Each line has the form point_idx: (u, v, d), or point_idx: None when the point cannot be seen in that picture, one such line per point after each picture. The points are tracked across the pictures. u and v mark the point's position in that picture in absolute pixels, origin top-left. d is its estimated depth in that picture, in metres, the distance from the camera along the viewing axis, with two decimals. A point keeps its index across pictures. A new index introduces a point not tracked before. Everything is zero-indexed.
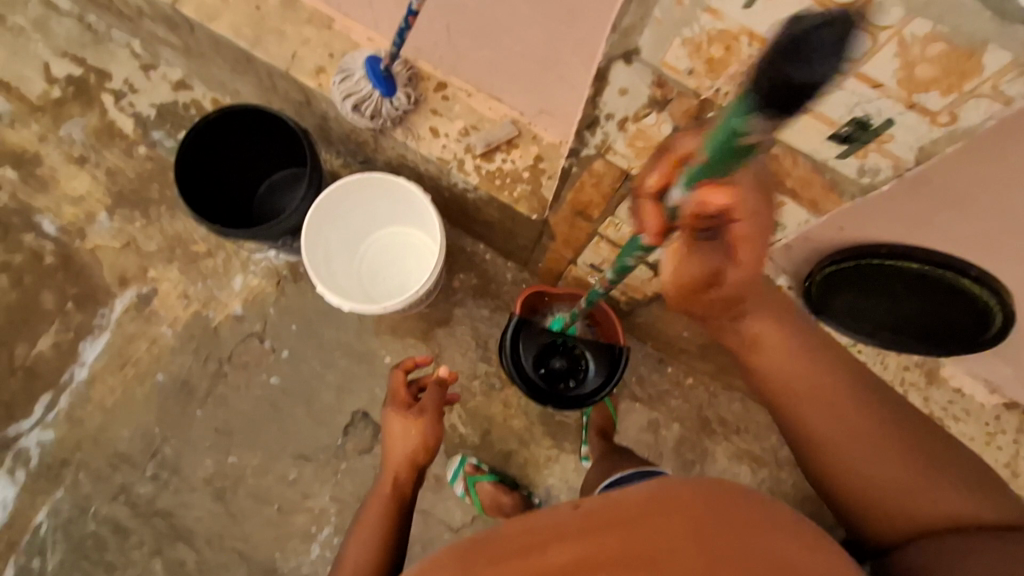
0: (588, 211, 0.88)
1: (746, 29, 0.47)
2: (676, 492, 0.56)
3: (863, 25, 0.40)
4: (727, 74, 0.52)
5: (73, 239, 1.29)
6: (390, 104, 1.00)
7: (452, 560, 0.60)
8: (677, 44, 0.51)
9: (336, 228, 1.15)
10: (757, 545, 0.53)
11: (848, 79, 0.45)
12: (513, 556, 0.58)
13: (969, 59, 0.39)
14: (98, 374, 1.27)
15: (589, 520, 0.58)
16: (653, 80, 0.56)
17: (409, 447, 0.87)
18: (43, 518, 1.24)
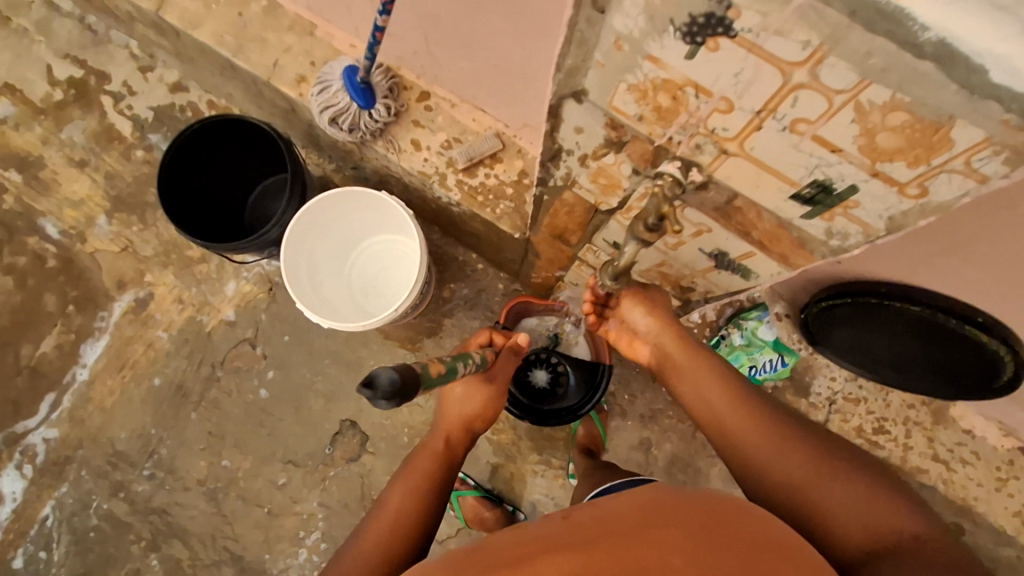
0: (567, 236, 0.84)
1: (690, 80, 0.40)
2: (678, 505, 0.50)
3: (813, 85, 0.35)
4: (678, 124, 0.45)
5: (74, 242, 1.31)
6: (368, 116, 0.97)
7: (435, 571, 0.50)
8: (623, 89, 0.45)
9: (321, 240, 1.13)
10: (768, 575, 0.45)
11: (807, 138, 0.39)
12: (498, 570, 0.48)
13: (935, 132, 0.33)
14: (98, 374, 1.30)
15: (581, 530, 0.49)
16: (606, 122, 0.51)
17: (472, 412, 0.83)
18: (48, 512, 1.27)
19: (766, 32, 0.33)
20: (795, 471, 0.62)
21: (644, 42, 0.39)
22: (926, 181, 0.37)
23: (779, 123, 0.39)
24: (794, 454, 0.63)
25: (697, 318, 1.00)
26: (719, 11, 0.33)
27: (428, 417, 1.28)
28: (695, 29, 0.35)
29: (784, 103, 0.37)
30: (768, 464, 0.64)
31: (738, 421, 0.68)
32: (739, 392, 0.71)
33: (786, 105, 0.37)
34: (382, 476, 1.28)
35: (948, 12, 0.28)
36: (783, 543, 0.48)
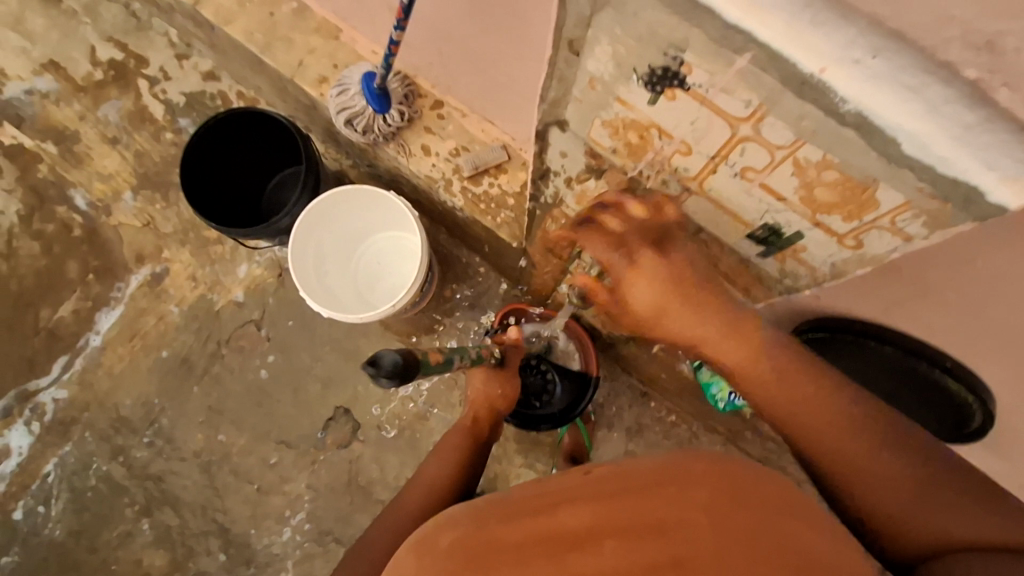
0: (557, 249, 0.88)
1: (655, 123, 0.50)
2: (689, 465, 0.53)
3: (755, 138, 0.46)
4: (646, 159, 0.55)
5: (99, 214, 1.38)
6: (383, 120, 1.02)
7: (460, 520, 0.55)
8: (598, 124, 0.53)
9: (329, 231, 1.19)
10: (768, 526, 0.49)
11: (755, 185, 0.51)
12: (522, 518, 0.53)
13: (861, 192, 0.45)
14: (110, 342, 1.36)
15: (602, 487, 0.54)
16: (587, 150, 0.58)
17: (493, 391, 0.87)
18: (50, 469, 1.34)
19: (714, 89, 0.43)
20: (886, 472, 0.69)
21: (615, 85, 0.48)
22: (860, 231, 0.50)
23: (731, 168, 0.51)
24: (879, 461, 0.68)
25: (682, 339, 1.00)
26: (674, 67, 0.43)
27: (419, 411, 1.32)
28: (655, 79, 0.45)
29: (734, 150, 0.48)
30: (866, 469, 0.68)
31: (840, 434, 0.68)
32: (826, 397, 0.69)
33: (735, 153, 0.49)
34: (369, 464, 1.32)
35: (861, 91, 0.37)
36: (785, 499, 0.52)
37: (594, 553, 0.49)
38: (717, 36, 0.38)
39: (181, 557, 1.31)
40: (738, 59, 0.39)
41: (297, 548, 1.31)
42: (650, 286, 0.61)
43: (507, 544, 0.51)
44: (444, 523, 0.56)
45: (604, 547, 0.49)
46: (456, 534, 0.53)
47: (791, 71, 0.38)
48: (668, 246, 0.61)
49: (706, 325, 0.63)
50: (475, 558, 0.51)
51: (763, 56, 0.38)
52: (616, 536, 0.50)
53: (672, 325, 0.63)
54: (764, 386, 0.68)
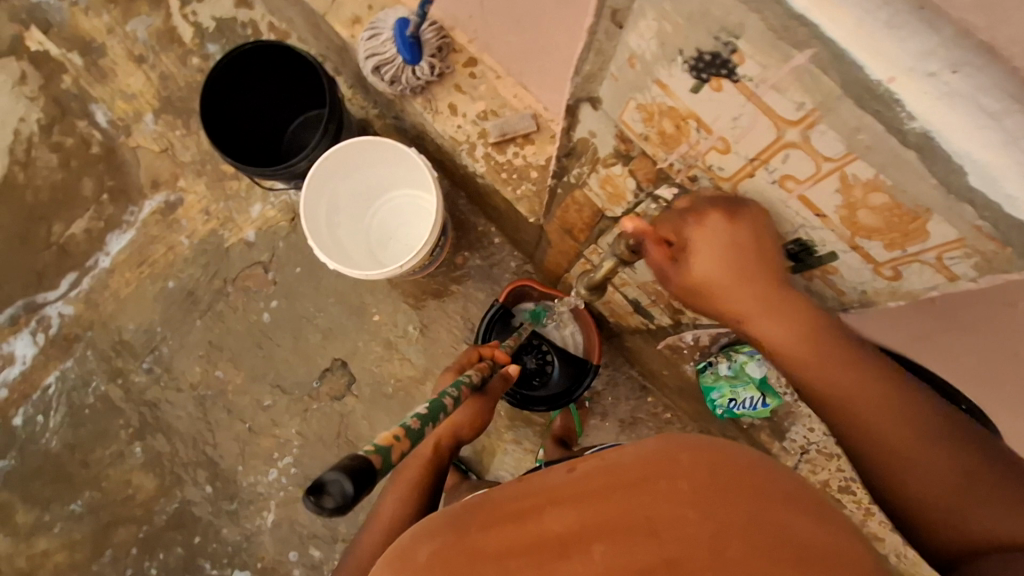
0: (575, 231, 0.84)
1: (693, 114, 0.46)
2: (678, 453, 0.45)
3: (805, 145, 0.43)
4: (678, 151, 0.52)
5: (119, 134, 1.36)
6: (412, 71, 0.97)
7: (439, 528, 0.48)
8: (632, 106, 0.50)
9: (346, 181, 1.16)
10: (767, 518, 0.41)
11: (793, 195, 0.50)
12: (504, 524, 0.45)
13: (915, 222, 0.44)
14: (119, 265, 1.36)
15: (585, 484, 0.46)
16: (616, 135, 0.55)
17: (458, 418, 0.82)
18: (51, 381, 1.36)
19: (765, 84, 0.40)
20: (892, 437, 0.62)
21: (654, 67, 0.44)
22: (899, 262, 0.50)
23: (771, 175, 0.49)
24: (891, 421, 0.62)
25: (689, 340, 0.96)
26: (725, 54, 0.39)
27: (415, 374, 1.32)
28: (702, 65, 0.41)
29: (777, 157, 0.46)
30: (873, 428, 0.63)
31: (870, 411, 0.63)
32: (830, 347, 0.64)
33: (778, 159, 0.47)
34: (360, 419, 1.32)
35: (931, 106, 0.35)
36: (791, 492, 0.44)
37: (582, 560, 0.41)
38: (778, 26, 0.35)
39: (169, 483, 1.33)
40: (796, 54, 0.36)
41: (280, 490, 1.32)
42: (708, 258, 0.61)
43: (485, 555, 0.43)
44: (421, 534, 0.49)
45: (592, 551, 0.41)
46: (435, 546, 0.46)
47: (856, 75, 0.36)
48: (737, 213, 0.55)
49: (757, 300, 0.63)
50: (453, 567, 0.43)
51: (824, 54, 0.35)
52: (606, 539, 0.41)
53: (731, 297, 0.64)
54: (804, 366, 0.65)
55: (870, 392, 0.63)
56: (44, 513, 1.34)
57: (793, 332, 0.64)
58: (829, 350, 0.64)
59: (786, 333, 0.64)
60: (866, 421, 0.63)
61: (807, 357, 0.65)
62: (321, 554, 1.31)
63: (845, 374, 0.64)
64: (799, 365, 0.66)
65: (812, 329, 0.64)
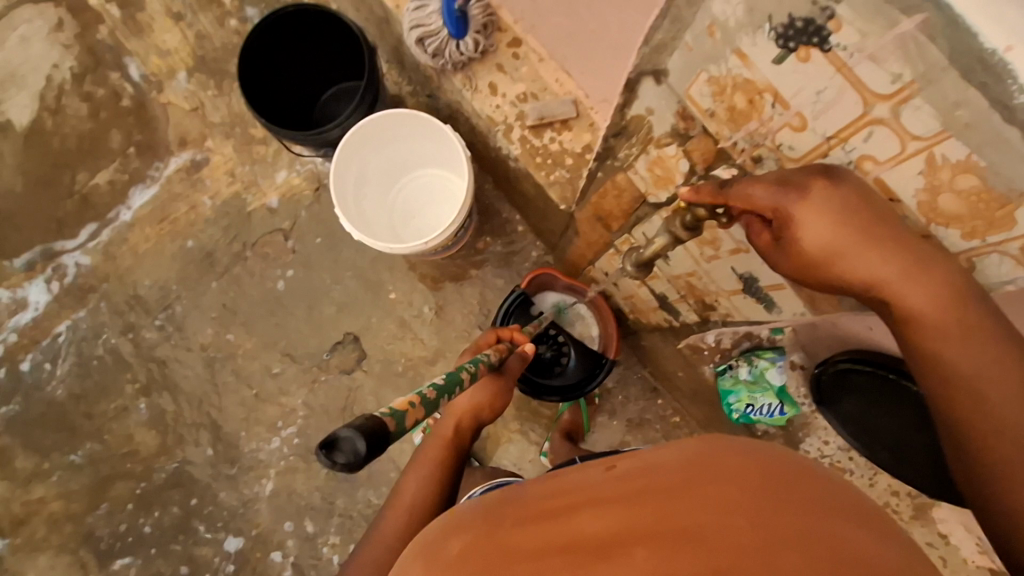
0: (609, 220, 0.84)
1: (771, 87, 0.47)
2: (723, 458, 0.44)
3: (892, 122, 0.43)
4: (746, 129, 0.52)
5: (151, 89, 1.36)
6: (456, 46, 0.97)
7: (475, 521, 0.48)
8: (702, 79, 0.50)
9: (375, 153, 1.15)
10: (820, 528, 0.38)
11: (868, 178, 0.49)
12: (540, 522, 0.44)
13: (1001, 209, 0.43)
14: (139, 220, 1.35)
15: (626, 488, 0.45)
16: (678, 111, 0.55)
17: (480, 398, 0.83)
18: (62, 330, 1.35)
19: (860, 54, 0.40)
20: (1021, 427, 0.53)
21: (737, 35, 0.45)
22: (975, 253, 0.49)
23: (847, 155, 0.48)
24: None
25: (711, 341, 0.94)
26: (820, 20, 0.39)
27: (426, 355, 1.31)
28: (792, 33, 0.42)
29: (859, 136, 0.46)
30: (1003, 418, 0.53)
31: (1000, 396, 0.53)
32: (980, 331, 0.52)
33: (859, 138, 0.46)
34: (367, 395, 1.31)
35: None
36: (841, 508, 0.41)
37: (621, 562, 0.39)
38: None
39: (171, 442, 1.33)
40: (904, 19, 0.36)
41: (281, 459, 1.32)
42: (822, 222, 0.52)
43: (518, 551, 0.42)
44: (448, 531, 0.48)
45: (634, 554, 0.39)
46: (465, 541, 0.45)
47: (965, 45, 0.35)
48: (838, 178, 0.49)
49: (888, 266, 0.52)
50: (484, 557, 0.42)
51: (938, 19, 0.35)
52: (647, 544, 0.39)
53: (850, 262, 0.54)
54: (937, 340, 0.55)
55: (1016, 379, 0.53)
56: (44, 461, 1.33)
57: (923, 304, 0.53)
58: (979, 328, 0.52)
59: (916, 308, 0.54)
60: (995, 408, 0.54)
61: (948, 331, 0.53)
62: (316, 527, 1.30)
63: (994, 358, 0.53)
64: (928, 334, 0.55)
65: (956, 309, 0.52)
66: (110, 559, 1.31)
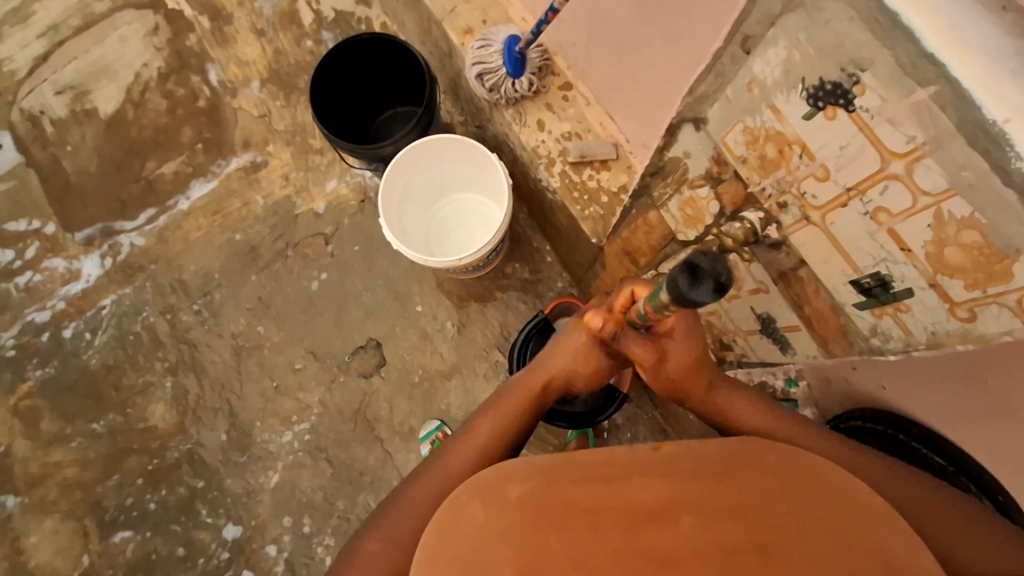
0: (637, 256, 0.90)
1: (800, 140, 0.55)
2: (765, 458, 0.58)
3: (905, 177, 0.48)
4: (774, 175, 0.60)
5: (225, 94, 1.46)
6: (511, 84, 1.04)
7: (534, 475, 0.59)
8: (739, 128, 0.60)
9: (423, 173, 1.22)
10: (830, 517, 0.56)
11: (882, 229, 0.54)
12: (598, 483, 0.58)
13: (998, 262, 0.46)
14: (195, 210, 1.44)
15: (673, 466, 0.59)
16: (713, 156, 0.65)
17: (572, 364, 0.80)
18: (106, 304, 1.43)
19: (881, 117, 0.47)
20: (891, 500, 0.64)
21: (773, 92, 0.54)
22: (978, 303, 0.50)
23: (864, 207, 0.54)
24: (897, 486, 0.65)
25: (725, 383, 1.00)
26: (847, 84, 0.47)
27: (443, 369, 1.35)
28: (821, 94, 0.50)
29: (876, 188, 0.51)
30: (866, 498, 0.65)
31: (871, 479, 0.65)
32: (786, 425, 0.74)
33: (876, 191, 0.52)
34: (381, 401, 1.35)
35: None
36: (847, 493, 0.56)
37: (675, 529, 0.56)
38: (907, 62, 0.43)
39: (189, 423, 1.38)
40: (920, 89, 0.43)
41: (291, 453, 1.35)
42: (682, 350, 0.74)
43: (583, 508, 0.58)
44: (506, 472, 0.60)
45: (683, 521, 0.56)
46: (527, 487, 0.59)
47: (973, 115, 0.41)
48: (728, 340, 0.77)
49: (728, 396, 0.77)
50: (551, 509, 0.58)
51: (947, 91, 0.41)
52: (693, 514, 0.57)
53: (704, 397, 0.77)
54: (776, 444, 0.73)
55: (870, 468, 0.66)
56: (67, 426, 1.39)
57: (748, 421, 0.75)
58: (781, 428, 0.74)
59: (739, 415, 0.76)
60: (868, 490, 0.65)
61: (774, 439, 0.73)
62: (312, 525, 1.32)
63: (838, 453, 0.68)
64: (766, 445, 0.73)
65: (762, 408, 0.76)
66: (112, 531, 1.34)
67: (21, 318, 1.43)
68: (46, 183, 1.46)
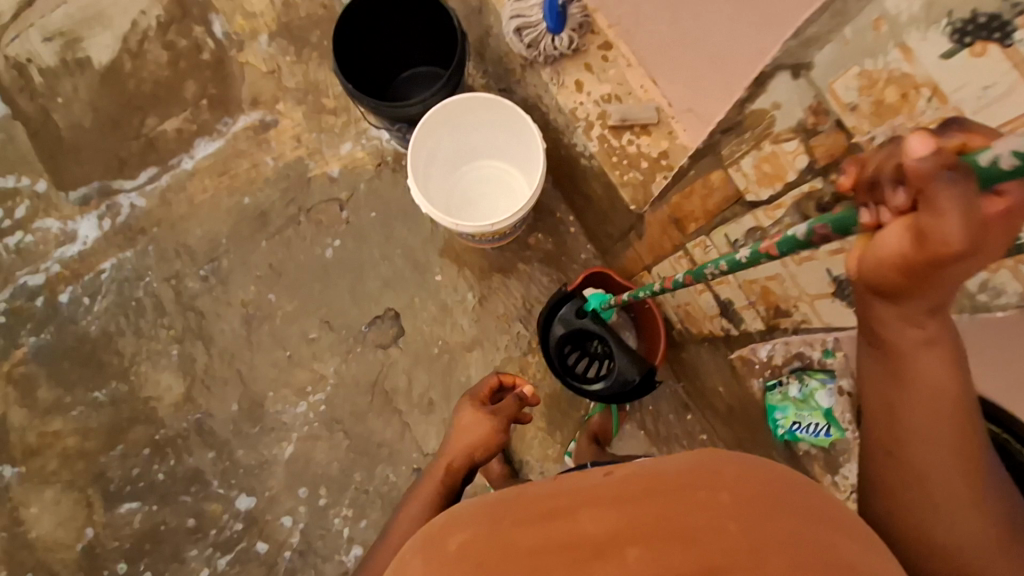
0: (685, 222, 0.89)
1: (932, 83, 0.50)
2: (721, 470, 0.47)
3: None
4: (889, 124, 0.55)
5: (231, 47, 1.38)
6: (551, 41, 1.01)
7: (469, 523, 0.48)
8: (853, 73, 0.56)
9: (449, 135, 1.17)
10: (823, 537, 0.41)
11: None
12: (538, 521, 0.45)
13: None
14: (201, 170, 1.37)
15: (620, 490, 0.47)
16: (811, 106, 0.61)
17: (469, 438, 0.96)
18: (106, 268, 1.36)
19: None
20: (931, 450, 0.57)
21: (906, 30, 0.50)
22: None
23: None
24: (947, 438, 0.56)
25: (763, 355, 0.98)
26: (1008, 16, 0.43)
27: (463, 341, 1.32)
28: (971, 28, 0.46)
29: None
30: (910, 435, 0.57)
31: (923, 422, 0.57)
32: (944, 371, 0.55)
33: None
34: (399, 373, 1.32)
35: None
36: (829, 515, 0.45)
37: (618, 563, 0.40)
38: None
39: (197, 393, 1.32)
40: None
41: (305, 425, 1.31)
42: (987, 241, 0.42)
43: (516, 549, 0.42)
44: (452, 522, 0.50)
45: (629, 554, 0.40)
46: (464, 538, 0.46)
47: None
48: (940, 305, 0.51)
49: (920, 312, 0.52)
50: (482, 555, 0.43)
51: None
52: (642, 545, 0.40)
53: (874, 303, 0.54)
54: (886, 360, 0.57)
55: (944, 416, 0.56)
56: (66, 395, 1.32)
57: (922, 344, 0.54)
58: (933, 366, 0.55)
59: (908, 345, 0.55)
60: (917, 440, 0.57)
61: (889, 363, 0.57)
62: (329, 497, 1.29)
63: (930, 395, 0.56)
64: (876, 360, 0.58)
65: (920, 345, 0.54)
66: (117, 502, 1.30)
67: (11, 281, 1.35)
68: (36, 137, 1.37)
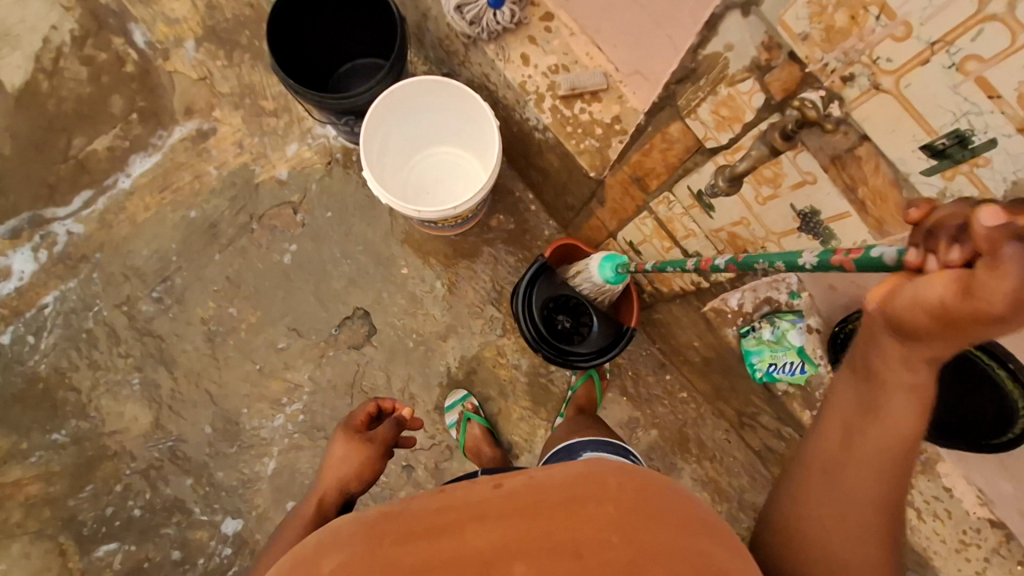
0: (647, 179, 0.93)
1: (880, 2, 0.51)
2: (608, 479, 0.49)
3: (1005, 17, 0.46)
4: (841, 48, 0.57)
5: (156, 56, 1.32)
6: (493, 15, 1.00)
7: (350, 539, 0.48)
8: (802, 1, 0.56)
9: (399, 126, 1.16)
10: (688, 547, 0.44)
11: (968, 80, 0.51)
12: (422, 540, 0.46)
13: None
14: (139, 188, 1.31)
15: (504, 501, 0.47)
16: (763, 41, 0.63)
17: (344, 472, 0.84)
18: (49, 301, 1.28)
19: None
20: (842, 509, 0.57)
21: None
22: None
23: (950, 60, 0.51)
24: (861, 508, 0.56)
25: (734, 303, 1.02)
26: None
27: (437, 330, 1.31)
28: None
29: (968, 35, 0.48)
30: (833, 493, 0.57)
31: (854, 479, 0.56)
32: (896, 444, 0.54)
33: (967, 38, 0.49)
34: (377, 371, 1.30)
35: None
36: (697, 518, 0.47)
37: None
38: None
39: (165, 419, 1.27)
40: None
41: (285, 436, 1.27)
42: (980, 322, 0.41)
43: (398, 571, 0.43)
44: (326, 543, 0.49)
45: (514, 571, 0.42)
46: (341, 559, 0.46)
47: None
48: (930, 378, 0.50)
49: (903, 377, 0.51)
50: None
51: None
52: (528, 559, 0.43)
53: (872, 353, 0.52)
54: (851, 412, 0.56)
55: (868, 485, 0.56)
56: (22, 440, 1.25)
57: (893, 407, 0.53)
58: (885, 434, 0.54)
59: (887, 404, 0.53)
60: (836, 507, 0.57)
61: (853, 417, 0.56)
62: None
63: (872, 461, 0.55)
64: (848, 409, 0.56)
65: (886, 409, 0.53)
66: (93, 545, 1.23)
67: None
68: None
